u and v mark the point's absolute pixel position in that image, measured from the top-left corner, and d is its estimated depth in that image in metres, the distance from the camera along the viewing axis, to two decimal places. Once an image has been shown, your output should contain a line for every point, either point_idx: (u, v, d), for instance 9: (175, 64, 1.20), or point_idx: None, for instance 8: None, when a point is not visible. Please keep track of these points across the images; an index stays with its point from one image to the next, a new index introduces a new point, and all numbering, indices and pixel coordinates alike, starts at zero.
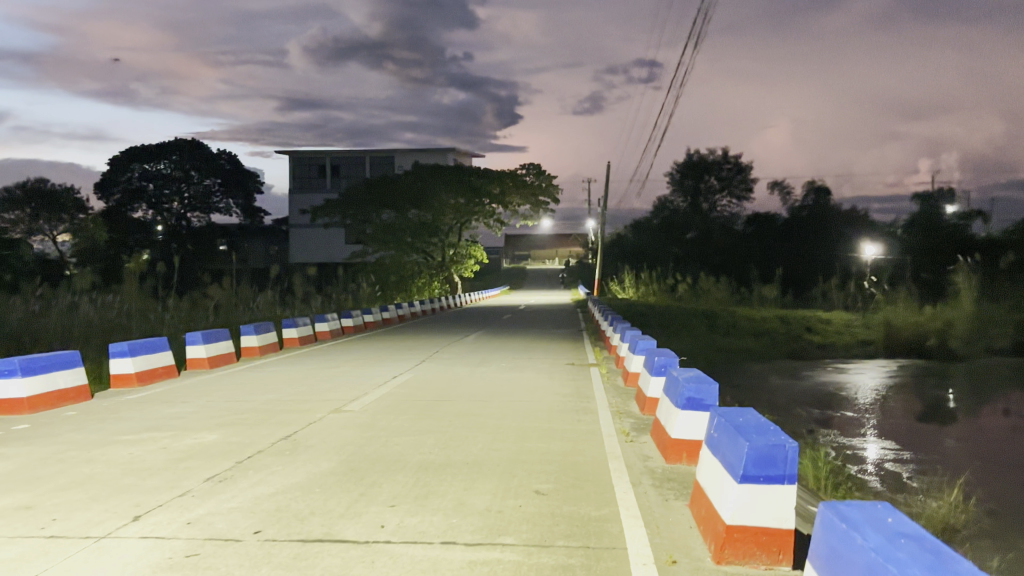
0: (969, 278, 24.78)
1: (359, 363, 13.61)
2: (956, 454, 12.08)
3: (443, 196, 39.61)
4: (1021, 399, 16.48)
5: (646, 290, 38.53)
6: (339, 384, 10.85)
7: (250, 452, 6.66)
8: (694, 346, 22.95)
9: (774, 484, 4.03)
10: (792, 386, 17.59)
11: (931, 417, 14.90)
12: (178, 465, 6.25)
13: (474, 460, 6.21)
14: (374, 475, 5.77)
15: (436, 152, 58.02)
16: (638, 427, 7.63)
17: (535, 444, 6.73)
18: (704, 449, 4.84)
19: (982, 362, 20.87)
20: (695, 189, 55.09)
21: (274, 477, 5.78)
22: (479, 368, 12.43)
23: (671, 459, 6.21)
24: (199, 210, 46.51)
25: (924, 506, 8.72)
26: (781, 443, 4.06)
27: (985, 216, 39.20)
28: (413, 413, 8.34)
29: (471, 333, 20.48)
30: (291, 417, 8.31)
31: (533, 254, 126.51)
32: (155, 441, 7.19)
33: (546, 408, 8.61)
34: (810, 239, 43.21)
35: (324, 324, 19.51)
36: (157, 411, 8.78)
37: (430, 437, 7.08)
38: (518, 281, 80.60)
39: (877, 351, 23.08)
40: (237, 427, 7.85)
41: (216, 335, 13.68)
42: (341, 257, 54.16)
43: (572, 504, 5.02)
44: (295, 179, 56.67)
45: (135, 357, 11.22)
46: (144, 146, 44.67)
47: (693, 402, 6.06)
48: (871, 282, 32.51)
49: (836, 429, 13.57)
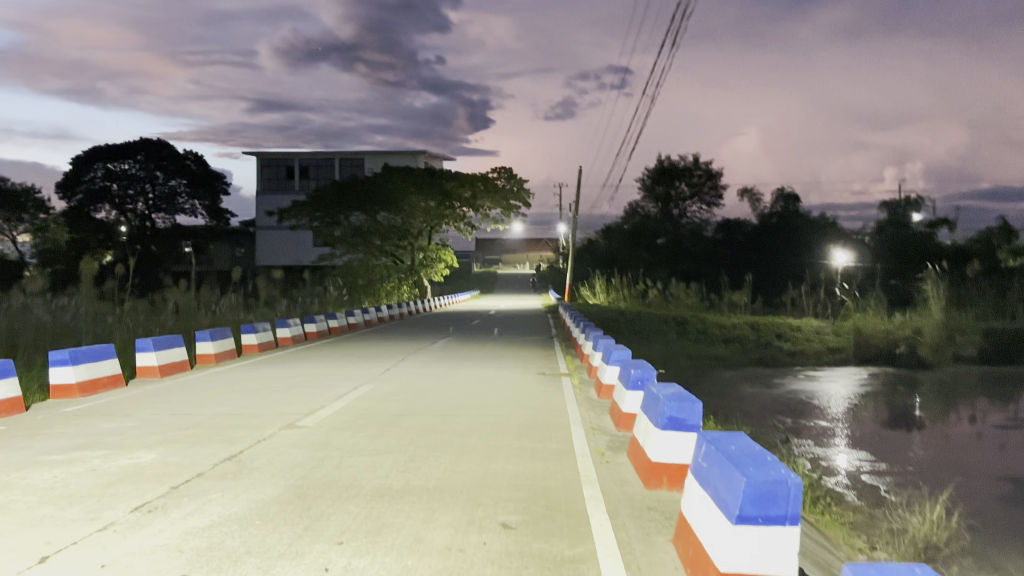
0: (938, 285, 24.78)
1: (317, 372, 12.92)
2: (929, 464, 11.78)
3: (412, 199, 38.94)
4: (989, 407, 16.30)
5: (617, 296, 38.16)
6: (296, 395, 10.22)
7: (188, 476, 6.02)
8: (665, 352, 22.62)
9: (775, 526, 3.56)
10: (762, 394, 17.27)
11: (899, 425, 14.64)
12: (103, 492, 5.59)
13: (435, 485, 5.65)
14: (323, 505, 5.18)
15: (406, 154, 57.35)
16: (613, 446, 7.14)
17: (503, 467, 6.20)
18: (691, 476, 4.37)
19: (950, 370, 20.77)
20: (666, 195, 54.91)
21: (210, 507, 5.17)
22: (445, 379, 11.86)
23: (652, 484, 5.71)
24: (164, 211, 45.28)
25: (907, 520, 8.28)
26: (783, 479, 3.57)
27: (950, 225, 39.64)
28: (372, 429, 7.77)
29: (439, 339, 19.83)
30: (239, 434, 7.69)
31: (504, 258, 126.19)
32: (86, 462, 6.51)
33: (514, 424, 8.08)
34: (780, 246, 43.29)
35: (286, 330, 18.85)
36: (95, 426, 8.08)
37: (389, 459, 6.49)
38: (485, 285, 80.02)
39: (847, 358, 22.85)
40: (179, 445, 7.20)
41: (169, 342, 12.95)
42: (308, 260, 53.39)
43: (543, 541, 4.48)
44: (262, 180, 55.60)
45: (76, 365, 10.47)
46: (107, 145, 43.45)
47: (674, 422, 5.56)
48: (842, 289, 32.42)
49: (808, 439, 13.21)
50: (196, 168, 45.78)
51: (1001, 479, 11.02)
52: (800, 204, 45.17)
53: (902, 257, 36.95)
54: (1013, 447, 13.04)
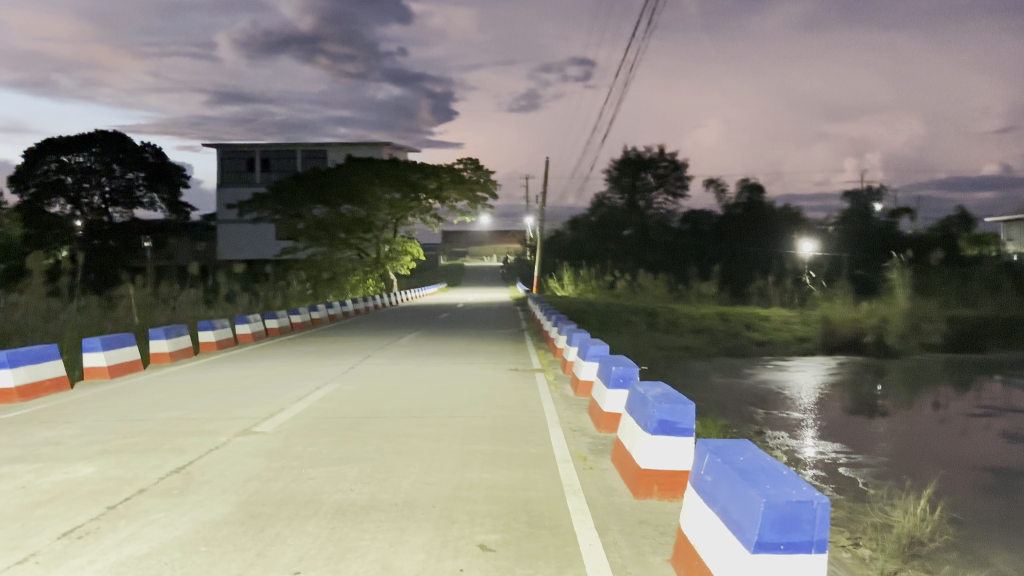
0: (903, 273, 24.60)
1: (279, 371, 12.24)
2: (902, 453, 11.44)
3: (377, 191, 38.10)
4: (953, 393, 16.20)
5: (585, 288, 37.92)
6: (256, 396, 9.61)
7: (128, 492, 5.42)
8: (634, 343, 22.27)
9: (800, 553, 3.09)
10: (733, 385, 16.96)
11: (870, 412, 14.46)
12: (31, 514, 4.96)
13: (404, 500, 5.13)
14: (279, 525, 4.64)
15: (371, 146, 56.50)
16: (596, 449, 6.65)
17: (478, 475, 5.72)
18: (691, 488, 3.94)
19: (917, 357, 20.66)
20: (632, 186, 51.62)
21: (152, 530, 4.60)
22: (412, 376, 11.28)
23: (641, 494, 5.22)
24: (122, 204, 43.85)
25: (889, 514, 7.80)
26: (807, 500, 3.10)
27: (911, 213, 39.92)
28: (335, 434, 7.22)
29: (407, 334, 19.37)
30: (189, 442, 7.06)
31: (472, 251, 125.86)
32: (14, 478, 5.86)
33: (488, 426, 7.57)
34: (746, 237, 43.30)
35: (245, 326, 18.06)
36: (30, 436, 7.39)
37: (354, 468, 5.97)
38: (453, 278, 79.40)
39: (816, 346, 22.69)
40: (122, 455, 6.57)
41: (119, 341, 12.20)
42: (271, 254, 52.75)
43: (527, 567, 3.98)
44: (222, 172, 54.33)
45: (15, 368, 9.73)
46: (61, 138, 41.92)
47: (666, 426, 5.12)
48: (809, 278, 32.36)
49: (783, 430, 12.85)
50: (154, 161, 44.54)
51: (978, 469, 10.65)
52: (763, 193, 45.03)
53: (865, 248, 37.06)
54: (979, 432, 12.91)
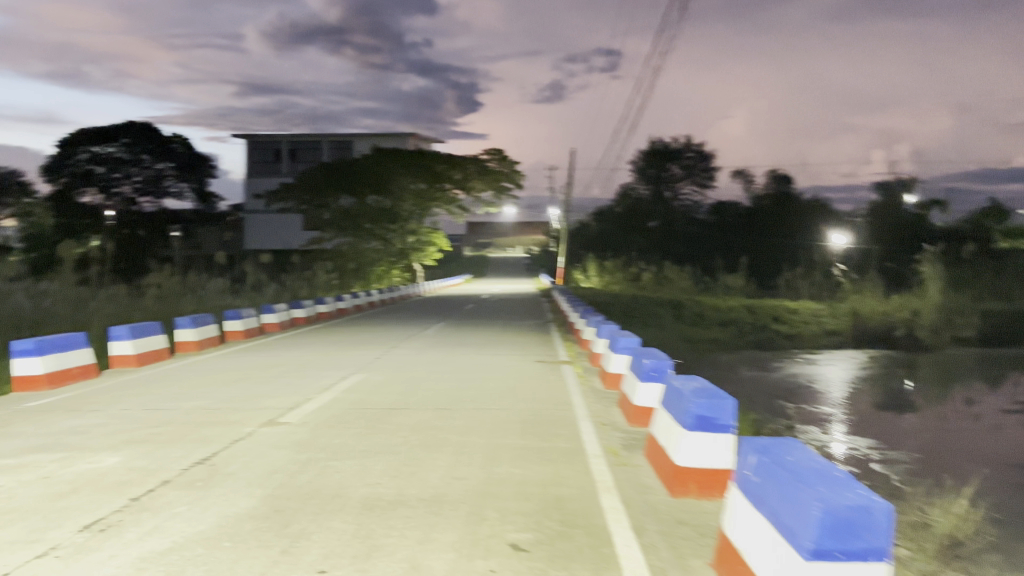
0: (936, 264, 24.09)
1: (304, 361, 12.19)
2: (935, 448, 11.11)
3: (403, 181, 38.50)
4: (986, 389, 15.77)
5: (610, 279, 37.61)
6: (281, 386, 9.52)
7: (153, 484, 5.31)
8: (660, 335, 22.01)
9: (858, 563, 2.91)
10: (761, 378, 16.68)
11: (900, 407, 14.13)
12: (54, 506, 4.86)
13: (433, 495, 4.97)
14: (304, 522, 4.49)
15: (396, 136, 56.50)
16: (628, 445, 6.46)
17: (508, 471, 5.54)
18: (734, 487, 3.78)
19: (949, 351, 20.21)
20: (658, 177, 50.47)
21: (176, 523, 4.49)
22: (439, 368, 11.13)
23: (677, 491, 5.02)
24: (151, 194, 44.19)
25: (929, 511, 7.44)
26: (867, 505, 2.93)
27: (943, 206, 39.15)
28: (361, 426, 7.09)
29: (431, 324, 19.31)
30: (213, 432, 6.96)
31: (497, 241, 126.16)
32: (38, 468, 5.78)
33: (517, 420, 7.40)
34: (774, 229, 42.68)
35: (272, 316, 18.04)
36: (55, 425, 7.32)
37: (381, 461, 5.83)
38: (478, 269, 79.39)
39: (846, 340, 22.26)
40: (147, 446, 6.48)
41: (146, 329, 12.19)
42: (296, 244, 53.24)
43: (561, 569, 3.80)
44: (249, 163, 54.61)
45: (44, 356, 9.72)
46: (92, 128, 42.17)
47: (703, 422, 4.94)
48: (839, 271, 31.81)
49: (813, 425, 12.55)
50: (183, 151, 44.81)
51: (1016, 467, 10.28)
52: (792, 184, 44.39)
53: (896, 240, 36.35)
54: (1013, 428, 12.54)
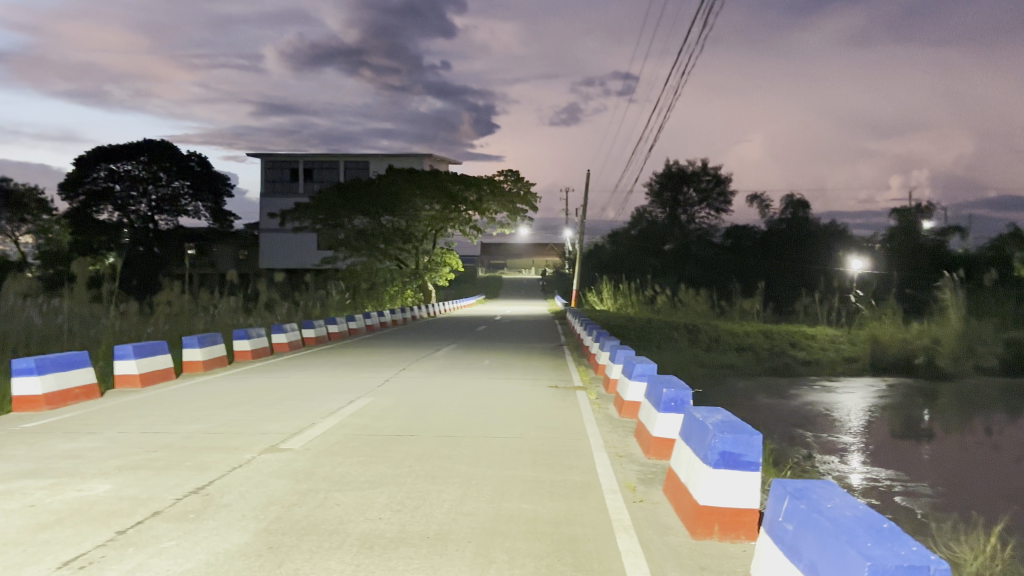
0: (957, 292, 23.53)
1: (311, 383, 11.91)
2: (958, 481, 10.66)
3: (417, 202, 38.05)
4: (1007, 420, 15.24)
5: (624, 302, 37.19)
6: (285, 410, 9.23)
7: (142, 516, 5.02)
8: (673, 360, 21.50)
9: None
10: (779, 406, 16.21)
11: (919, 437, 13.68)
12: (34, 539, 4.57)
13: (436, 532, 4.67)
14: (297, 561, 4.18)
15: (412, 157, 56.53)
16: (645, 479, 6.12)
17: (519, 506, 5.23)
18: (767, 533, 3.44)
19: (970, 381, 19.63)
20: (674, 201, 51.70)
21: (161, 560, 4.19)
22: (449, 392, 10.82)
23: (699, 534, 4.68)
24: (167, 212, 44.22)
25: (957, 548, 6.91)
26: (922, 564, 2.59)
27: (961, 232, 38.54)
28: (367, 454, 6.80)
29: (442, 346, 18.98)
30: (211, 458, 6.68)
31: (511, 263, 126.01)
32: (25, 495, 5.52)
33: (527, 449, 7.08)
34: (789, 253, 42.22)
35: (282, 336, 17.80)
36: (50, 448, 7.07)
37: (384, 493, 5.53)
38: (492, 290, 79.17)
39: (865, 368, 21.70)
40: (141, 472, 6.19)
41: (152, 348, 11.95)
42: (312, 263, 52.85)
43: None
44: (266, 182, 54.81)
45: (43, 375, 9.46)
46: (110, 146, 42.44)
47: (729, 459, 4.61)
48: (856, 296, 31.20)
49: (832, 455, 12.13)
50: (199, 169, 44.49)
51: None
52: (809, 210, 43.91)
53: (914, 266, 35.75)
54: None
